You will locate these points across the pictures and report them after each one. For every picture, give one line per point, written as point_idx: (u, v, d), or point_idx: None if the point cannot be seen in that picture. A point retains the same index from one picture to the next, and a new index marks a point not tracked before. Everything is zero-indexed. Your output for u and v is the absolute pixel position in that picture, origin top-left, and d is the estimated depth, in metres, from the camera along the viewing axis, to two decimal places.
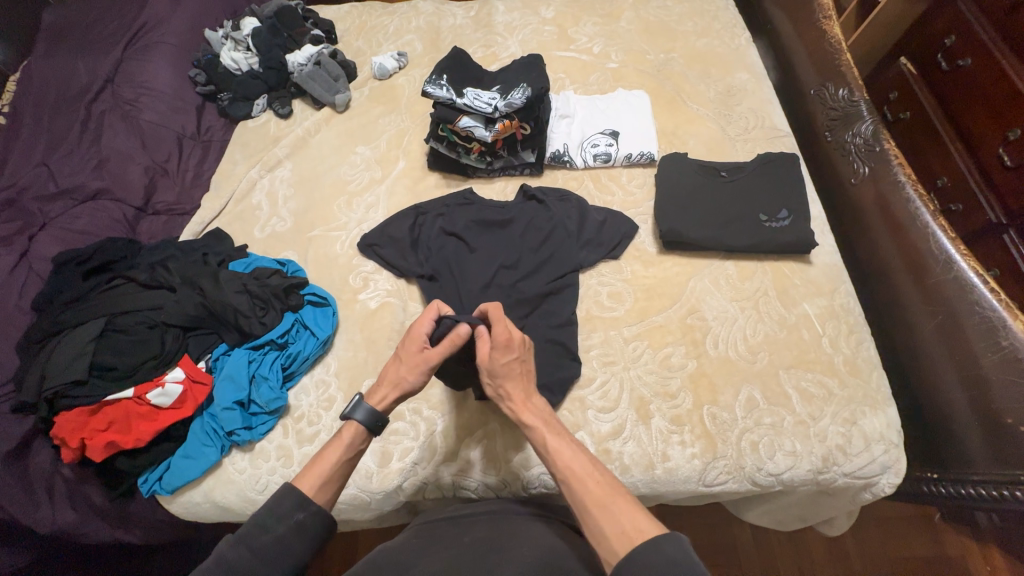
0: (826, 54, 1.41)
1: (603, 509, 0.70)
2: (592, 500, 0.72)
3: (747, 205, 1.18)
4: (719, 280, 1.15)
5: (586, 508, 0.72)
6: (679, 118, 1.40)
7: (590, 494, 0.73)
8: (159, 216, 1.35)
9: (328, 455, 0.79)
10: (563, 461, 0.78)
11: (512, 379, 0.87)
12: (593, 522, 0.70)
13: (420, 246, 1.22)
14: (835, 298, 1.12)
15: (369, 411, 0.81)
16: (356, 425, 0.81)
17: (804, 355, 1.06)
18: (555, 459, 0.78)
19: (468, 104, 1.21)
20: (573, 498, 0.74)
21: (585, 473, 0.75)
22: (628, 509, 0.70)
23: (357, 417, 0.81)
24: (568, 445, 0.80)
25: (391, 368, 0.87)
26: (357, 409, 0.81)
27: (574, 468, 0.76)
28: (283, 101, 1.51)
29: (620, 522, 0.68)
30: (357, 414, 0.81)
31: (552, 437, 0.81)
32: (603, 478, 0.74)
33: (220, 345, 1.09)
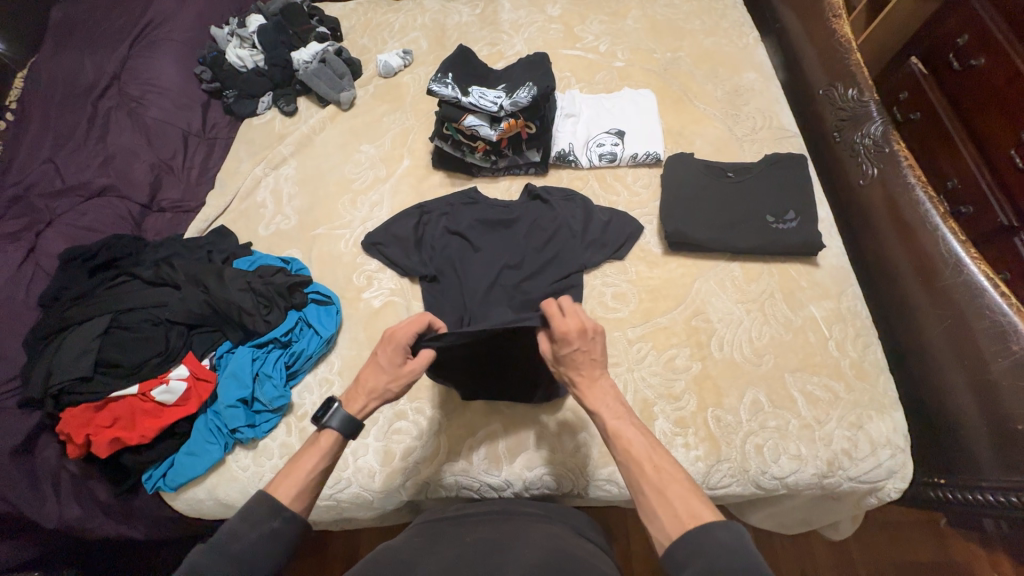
0: (835, 55, 1.39)
1: (661, 495, 0.69)
2: (650, 484, 0.70)
3: (754, 207, 1.17)
4: (725, 282, 1.14)
5: (641, 490, 0.70)
6: (686, 117, 1.39)
7: (647, 478, 0.71)
8: (164, 213, 1.35)
9: (305, 462, 0.77)
10: (623, 442, 0.75)
11: (578, 364, 0.81)
12: (649, 504, 0.69)
13: (423, 245, 1.22)
14: (843, 300, 1.11)
15: (347, 417, 0.80)
16: (334, 433, 0.79)
17: (810, 358, 1.05)
18: (614, 438, 0.76)
19: (474, 103, 1.20)
20: (630, 479, 0.72)
21: (643, 456, 0.73)
22: (685, 497, 0.68)
23: (335, 425, 0.79)
24: (630, 425, 0.76)
25: (369, 373, 0.84)
26: (333, 416, 0.79)
27: (634, 450, 0.73)
28: (288, 98, 1.51)
29: (676, 508, 0.67)
30: (335, 422, 0.79)
31: (616, 416, 0.78)
32: (661, 462, 0.72)
33: (224, 343, 1.10)
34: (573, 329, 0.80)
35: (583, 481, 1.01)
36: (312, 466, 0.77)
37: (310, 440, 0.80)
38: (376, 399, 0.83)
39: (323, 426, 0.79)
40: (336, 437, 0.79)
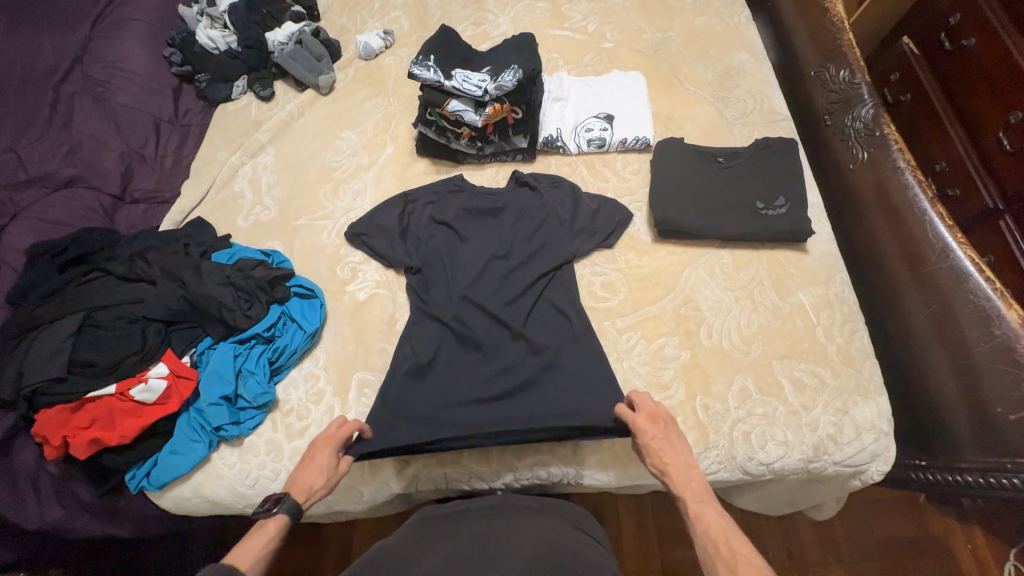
0: (829, 37, 1.36)
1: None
2: (725, 566, 0.71)
3: (743, 192, 1.16)
4: (714, 269, 1.13)
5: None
6: (676, 101, 1.36)
7: (721, 561, 0.71)
8: (139, 205, 1.31)
9: (251, 549, 0.74)
10: (702, 525, 0.76)
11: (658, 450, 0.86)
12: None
13: (410, 237, 1.18)
14: (831, 286, 1.11)
15: (296, 505, 0.81)
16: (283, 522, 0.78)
17: (798, 345, 1.05)
18: (694, 521, 0.77)
19: (457, 87, 1.15)
20: (708, 565, 0.73)
21: (721, 542, 0.73)
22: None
23: (286, 511, 0.79)
24: (710, 510, 0.77)
25: (310, 470, 0.86)
26: (284, 503, 0.80)
27: (713, 535, 0.74)
28: (264, 82, 1.44)
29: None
30: (286, 508, 0.79)
31: (698, 498, 0.79)
32: (732, 547, 0.72)
33: (205, 338, 1.06)
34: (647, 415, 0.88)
35: (572, 471, 1.02)
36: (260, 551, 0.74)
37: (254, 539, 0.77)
38: (318, 492, 0.85)
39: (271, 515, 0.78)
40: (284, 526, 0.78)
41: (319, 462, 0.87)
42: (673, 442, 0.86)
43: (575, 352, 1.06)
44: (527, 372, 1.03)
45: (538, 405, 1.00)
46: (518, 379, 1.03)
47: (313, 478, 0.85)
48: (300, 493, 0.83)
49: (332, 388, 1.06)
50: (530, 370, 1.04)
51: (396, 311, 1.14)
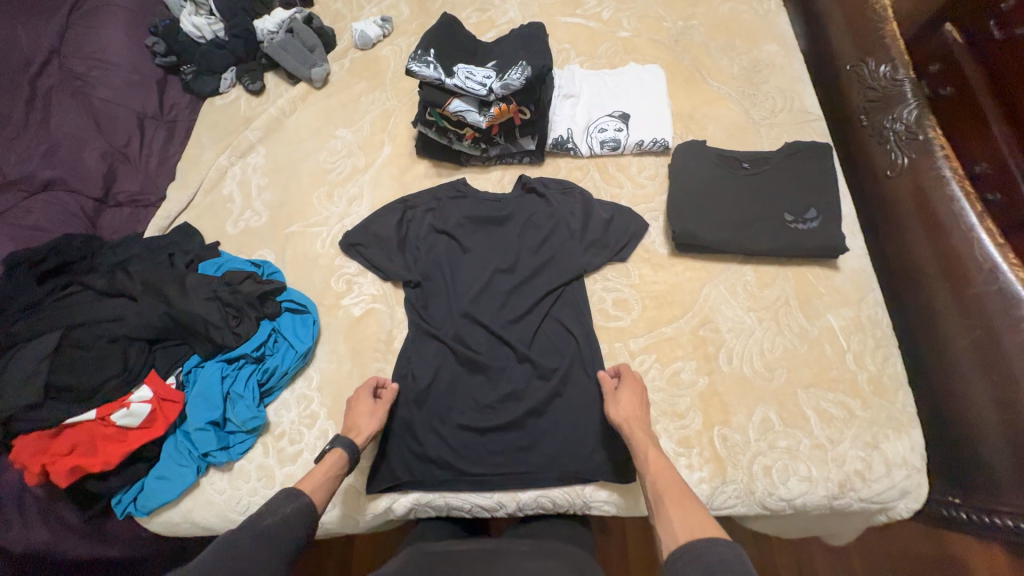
0: (869, 26, 1.24)
1: (681, 509, 0.74)
2: (672, 500, 0.76)
3: (770, 203, 1.06)
4: (736, 287, 1.05)
5: (663, 504, 0.76)
6: (697, 98, 1.25)
7: (670, 496, 0.77)
8: (123, 209, 1.23)
9: (316, 478, 0.85)
10: (655, 471, 0.82)
11: (631, 400, 0.92)
12: (666, 518, 0.74)
13: (411, 246, 1.10)
14: (862, 308, 1.02)
15: (349, 441, 0.90)
16: (342, 454, 0.88)
17: (826, 373, 0.97)
18: (647, 467, 0.82)
19: (460, 86, 1.04)
20: (655, 498, 0.78)
21: (671, 484, 0.79)
22: (701, 516, 0.72)
23: (342, 446, 0.89)
24: (664, 459, 0.83)
25: (358, 414, 0.94)
26: (338, 440, 0.90)
27: (666, 478, 0.80)
28: (253, 75, 1.35)
29: (691, 521, 0.71)
30: (341, 443, 0.89)
31: (654, 448, 0.85)
32: (680, 487, 0.78)
33: (191, 356, 1.00)
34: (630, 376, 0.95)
35: (579, 502, 0.95)
36: (322, 480, 0.85)
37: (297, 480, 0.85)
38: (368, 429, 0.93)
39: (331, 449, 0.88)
40: (342, 461, 0.88)
41: (363, 406, 0.95)
42: (640, 403, 0.92)
43: (585, 378, 1.00)
44: (534, 398, 0.98)
45: (545, 435, 0.97)
46: (524, 407, 0.97)
47: (363, 420, 0.93)
48: (351, 432, 0.92)
49: (325, 411, 1.00)
50: (536, 395, 0.99)
51: (393, 328, 1.07)
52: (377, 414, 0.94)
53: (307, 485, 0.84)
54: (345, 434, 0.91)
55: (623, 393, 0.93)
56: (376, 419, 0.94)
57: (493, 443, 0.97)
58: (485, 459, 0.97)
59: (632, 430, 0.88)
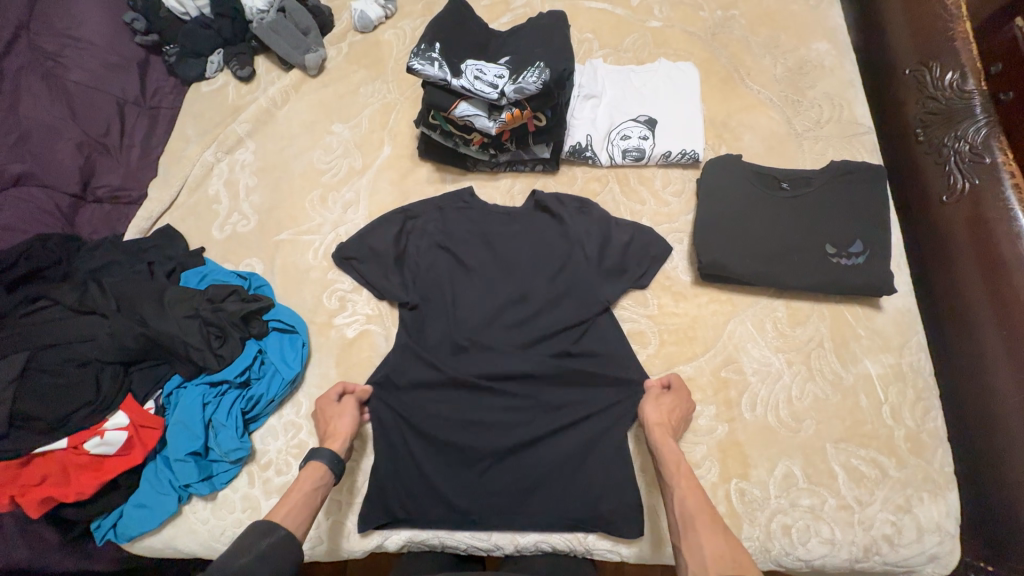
0: (935, 26, 1.06)
1: (713, 537, 0.71)
2: (704, 525, 0.72)
3: (810, 231, 0.95)
4: (764, 324, 0.95)
5: (695, 528, 0.72)
6: (734, 102, 1.12)
7: (702, 520, 0.73)
8: (102, 206, 1.14)
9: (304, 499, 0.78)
10: (686, 488, 0.77)
11: (669, 409, 0.87)
12: (695, 543, 0.71)
13: (409, 263, 1.01)
14: (904, 355, 0.92)
15: (332, 452, 0.84)
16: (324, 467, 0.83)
17: (859, 427, 0.88)
18: (677, 481, 0.78)
19: (468, 87, 0.92)
20: (684, 520, 0.74)
21: (702, 505, 0.74)
22: (732, 547, 0.69)
23: (325, 458, 0.83)
24: (694, 475, 0.79)
25: (334, 422, 0.89)
26: (320, 452, 0.84)
27: (696, 498, 0.76)
28: (242, 59, 1.22)
29: (723, 553, 0.68)
30: (324, 455, 0.84)
31: (684, 462, 0.81)
32: (712, 511, 0.74)
33: (173, 377, 0.93)
34: (676, 383, 0.90)
35: (581, 548, 0.89)
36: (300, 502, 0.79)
37: (289, 501, 0.79)
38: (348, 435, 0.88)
39: (310, 464, 0.83)
40: (322, 473, 0.83)
41: (332, 410, 0.90)
42: (680, 414, 0.87)
43: (594, 422, 0.91)
44: (537, 434, 0.91)
45: (550, 481, 0.89)
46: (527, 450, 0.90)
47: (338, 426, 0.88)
48: (333, 442, 0.86)
49: (314, 441, 0.93)
50: (539, 430, 0.91)
51: (388, 352, 0.99)
52: (352, 417, 0.89)
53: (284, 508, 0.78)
54: (326, 444, 0.86)
55: (663, 400, 0.88)
56: (348, 420, 0.89)
57: (493, 488, 0.90)
58: (483, 505, 0.89)
59: (665, 439, 0.83)
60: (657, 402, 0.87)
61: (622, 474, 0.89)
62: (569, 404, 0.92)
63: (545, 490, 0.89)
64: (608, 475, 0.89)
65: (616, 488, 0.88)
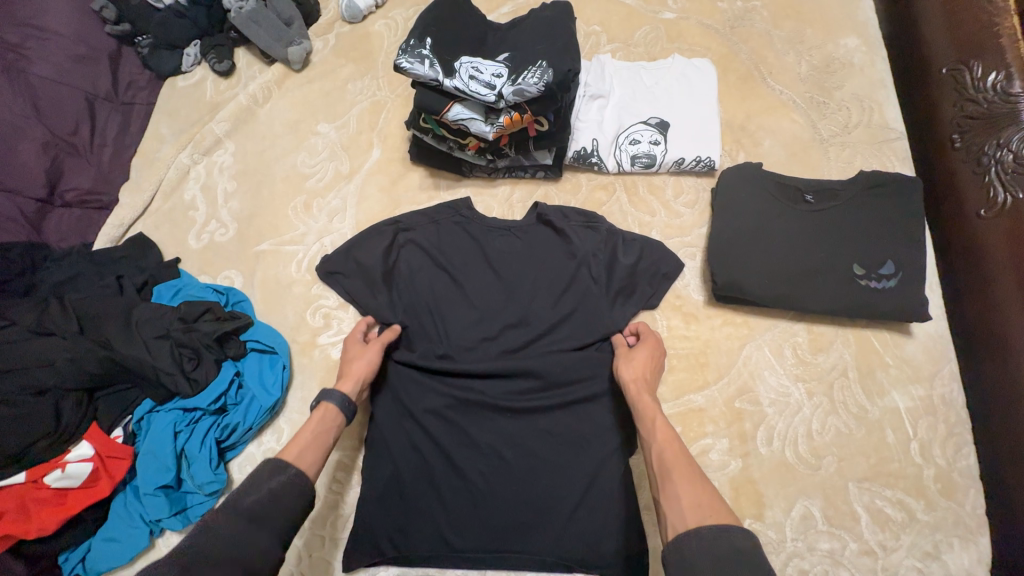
0: (977, 21, 0.89)
1: (690, 484, 0.64)
2: (680, 474, 0.65)
3: (836, 250, 0.87)
4: (783, 350, 0.88)
5: (671, 479, 0.66)
6: (754, 103, 1.03)
7: (678, 468, 0.66)
8: (71, 210, 1.03)
9: None
10: (663, 440, 0.71)
11: (644, 359, 0.83)
12: (671, 493, 0.64)
13: (397, 280, 0.93)
14: (935, 387, 0.85)
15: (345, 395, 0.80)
16: (332, 408, 0.78)
17: (884, 466, 0.81)
18: (653, 434, 0.73)
19: (462, 88, 0.83)
20: (663, 471, 0.68)
21: (680, 456, 0.68)
22: (712, 494, 0.62)
23: (335, 399, 0.79)
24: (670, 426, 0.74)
25: (350, 362, 0.85)
26: (332, 394, 0.80)
27: (674, 447, 0.70)
28: (220, 51, 1.13)
29: (701, 501, 0.61)
30: (335, 396, 0.79)
31: (661, 414, 0.75)
32: (688, 460, 0.67)
33: (145, 402, 0.86)
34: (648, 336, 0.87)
35: None
36: None
37: None
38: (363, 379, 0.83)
39: (321, 403, 0.78)
40: (334, 415, 0.78)
41: (356, 354, 0.86)
42: (653, 366, 0.83)
43: (598, 464, 0.83)
44: (535, 464, 0.84)
45: (551, 526, 0.82)
46: (526, 492, 0.83)
47: (354, 369, 0.84)
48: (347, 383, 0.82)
49: None
50: (539, 464, 0.84)
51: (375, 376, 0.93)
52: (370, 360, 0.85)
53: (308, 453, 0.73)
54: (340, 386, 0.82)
55: (636, 354, 0.84)
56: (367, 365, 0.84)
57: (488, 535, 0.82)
58: (478, 550, 0.82)
59: (638, 392, 0.79)
60: (630, 356, 0.83)
61: (626, 514, 0.82)
62: (571, 441, 0.85)
63: (546, 534, 0.82)
64: (611, 516, 0.82)
65: (620, 530, 0.81)
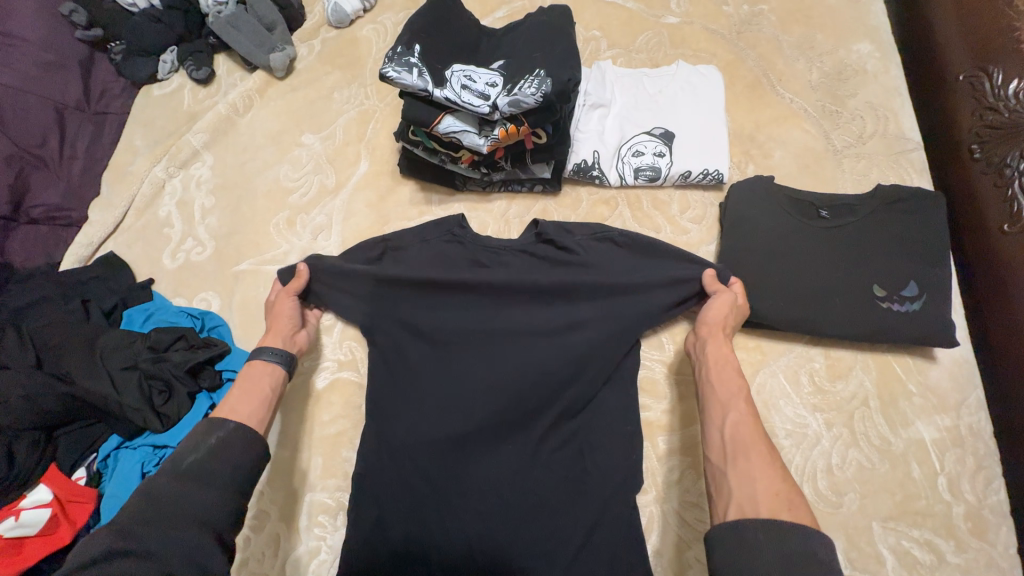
0: (997, 25, 0.83)
1: (768, 472, 0.58)
2: (757, 455, 0.60)
3: (855, 270, 0.81)
4: (800, 377, 0.82)
5: (743, 459, 0.60)
6: (763, 112, 0.98)
7: (757, 448, 0.61)
8: (38, 228, 0.97)
9: None
10: (742, 416, 0.65)
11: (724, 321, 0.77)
12: (744, 472, 0.59)
13: (388, 303, 0.86)
14: (962, 417, 0.79)
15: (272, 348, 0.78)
16: (262, 361, 0.76)
17: (911, 503, 0.76)
18: (737, 407, 0.66)
19: (454, 99, 0.77)
20: (733, 446, 0.62)
21: (759, 437, 0.62)
22: (789, 485, 0.57)
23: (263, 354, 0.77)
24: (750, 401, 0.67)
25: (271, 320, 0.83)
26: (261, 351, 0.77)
27: (752, 425, 0.64)
28: (198, 58, 1.07)
29: (780, 491, 0.56)
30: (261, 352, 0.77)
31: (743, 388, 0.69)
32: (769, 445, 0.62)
33: (111, 437, 0.80)
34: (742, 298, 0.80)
35: None
36: None
37: None
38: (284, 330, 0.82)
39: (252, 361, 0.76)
40: (267, 367, 0.76)
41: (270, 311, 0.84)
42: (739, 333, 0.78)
43: (604, 503, 0.77)
44: (539, 503, 0.77)
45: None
46: (528, 537, 0.76)
47: (275, 323, 0.82)
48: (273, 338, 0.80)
49: (277, 508, 0.83)
50: (541, 504, 0.77)
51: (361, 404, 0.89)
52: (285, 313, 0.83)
53: (246, 403, 0.70)
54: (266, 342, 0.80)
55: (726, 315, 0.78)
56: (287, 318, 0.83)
57: None
58: None
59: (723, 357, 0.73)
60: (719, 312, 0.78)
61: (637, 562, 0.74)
62: (574, 478, 0.78)
63: None
64: (621, 565, 0.74)
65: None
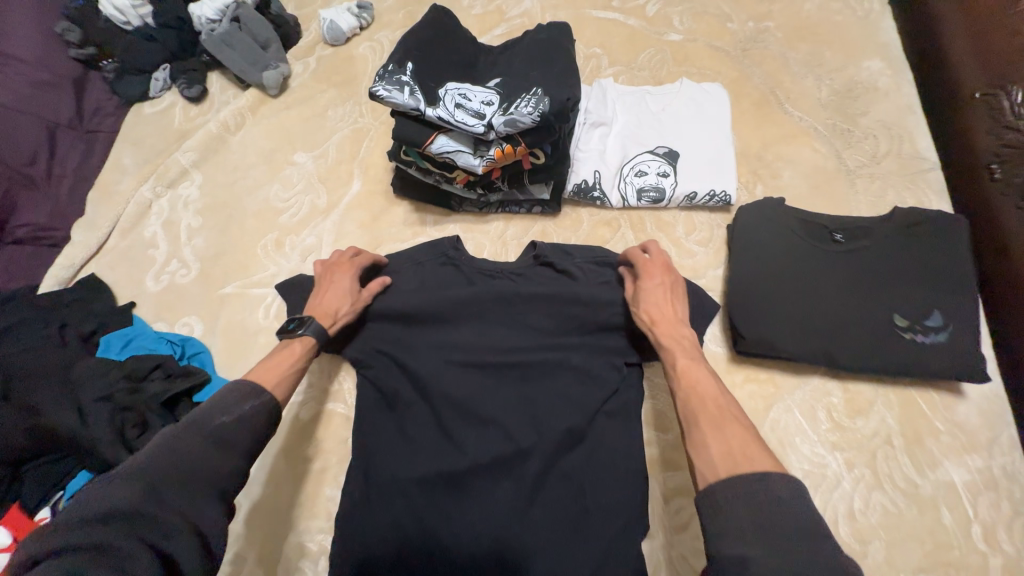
0: (1014, 42, 0.79)
1: (721, 432, 0.53)
2: (708, 419, 0.55)
3: (872, 298, 0.76)
4: (817, 412, 0.77)
5: (696, 428, 0.55)
6: (772, 131, 0.94)
7: (705, 414, 0.56)
8: (20, 248, 0.93)
9: None
10: (687, 384, 0.60)
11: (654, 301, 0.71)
12: (698, 441, 0.54)
13: (377, 331, 0.81)
14: (994, 457, 0.73)
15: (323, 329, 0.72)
16: (311, 344, 0.70)
17: (943, 554, 0.69)
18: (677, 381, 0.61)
19: (447, 117, 0.73)
20: (687, 420, 0.57)
21: (705, 400, 0.57)
22: (743, 438, 0.51)
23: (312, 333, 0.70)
24: (698, 367, 0.62)
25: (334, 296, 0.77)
26: (310, 325, 0.71)
27: (700, 390, 0.59)
28: (191, 76, 1.05)
29: (733, 449, 0.51)
30: (313, 330, 0.71)
31: (686, 355, 0.64)
32: (720, 403, 0.56)
33: (79, 474, 0.75)
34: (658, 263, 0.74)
35: None
36: None
37: None
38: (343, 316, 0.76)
39: (299, 335, 0.70)
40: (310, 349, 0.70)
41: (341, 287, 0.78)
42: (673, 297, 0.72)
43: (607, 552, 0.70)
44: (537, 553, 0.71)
45: None
46: None
47: (333, 299, 0.76)
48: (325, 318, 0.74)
49: (255, 552, 0.78)
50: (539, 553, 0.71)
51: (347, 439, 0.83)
52: (355, 301, 0.78)
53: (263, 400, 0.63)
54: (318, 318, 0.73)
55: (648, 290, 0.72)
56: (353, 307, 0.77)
57: None
58: None
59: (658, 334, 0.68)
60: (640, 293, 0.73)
61: None
62: (576, 522, 0.72)
63: None
64: None
65: None
